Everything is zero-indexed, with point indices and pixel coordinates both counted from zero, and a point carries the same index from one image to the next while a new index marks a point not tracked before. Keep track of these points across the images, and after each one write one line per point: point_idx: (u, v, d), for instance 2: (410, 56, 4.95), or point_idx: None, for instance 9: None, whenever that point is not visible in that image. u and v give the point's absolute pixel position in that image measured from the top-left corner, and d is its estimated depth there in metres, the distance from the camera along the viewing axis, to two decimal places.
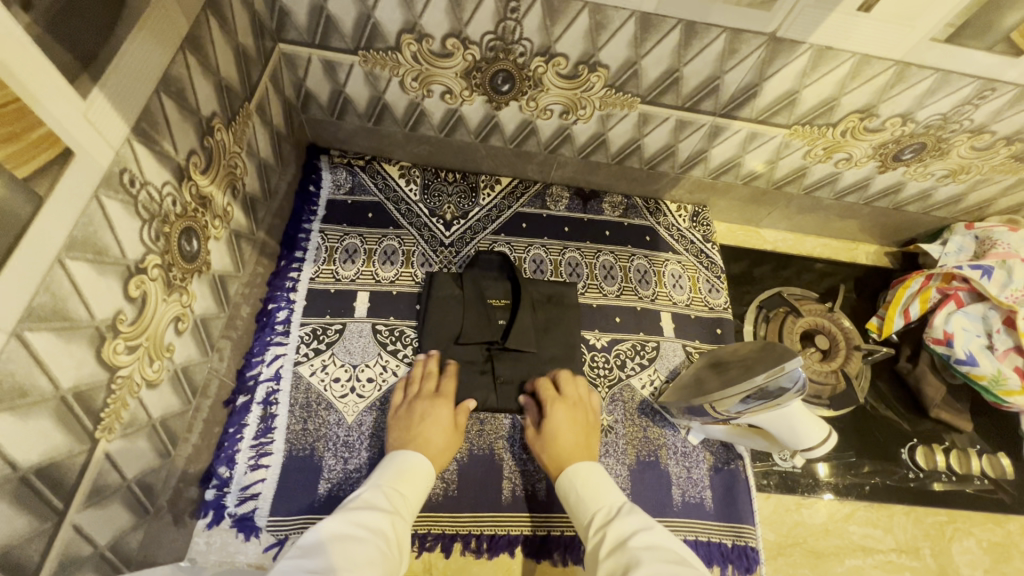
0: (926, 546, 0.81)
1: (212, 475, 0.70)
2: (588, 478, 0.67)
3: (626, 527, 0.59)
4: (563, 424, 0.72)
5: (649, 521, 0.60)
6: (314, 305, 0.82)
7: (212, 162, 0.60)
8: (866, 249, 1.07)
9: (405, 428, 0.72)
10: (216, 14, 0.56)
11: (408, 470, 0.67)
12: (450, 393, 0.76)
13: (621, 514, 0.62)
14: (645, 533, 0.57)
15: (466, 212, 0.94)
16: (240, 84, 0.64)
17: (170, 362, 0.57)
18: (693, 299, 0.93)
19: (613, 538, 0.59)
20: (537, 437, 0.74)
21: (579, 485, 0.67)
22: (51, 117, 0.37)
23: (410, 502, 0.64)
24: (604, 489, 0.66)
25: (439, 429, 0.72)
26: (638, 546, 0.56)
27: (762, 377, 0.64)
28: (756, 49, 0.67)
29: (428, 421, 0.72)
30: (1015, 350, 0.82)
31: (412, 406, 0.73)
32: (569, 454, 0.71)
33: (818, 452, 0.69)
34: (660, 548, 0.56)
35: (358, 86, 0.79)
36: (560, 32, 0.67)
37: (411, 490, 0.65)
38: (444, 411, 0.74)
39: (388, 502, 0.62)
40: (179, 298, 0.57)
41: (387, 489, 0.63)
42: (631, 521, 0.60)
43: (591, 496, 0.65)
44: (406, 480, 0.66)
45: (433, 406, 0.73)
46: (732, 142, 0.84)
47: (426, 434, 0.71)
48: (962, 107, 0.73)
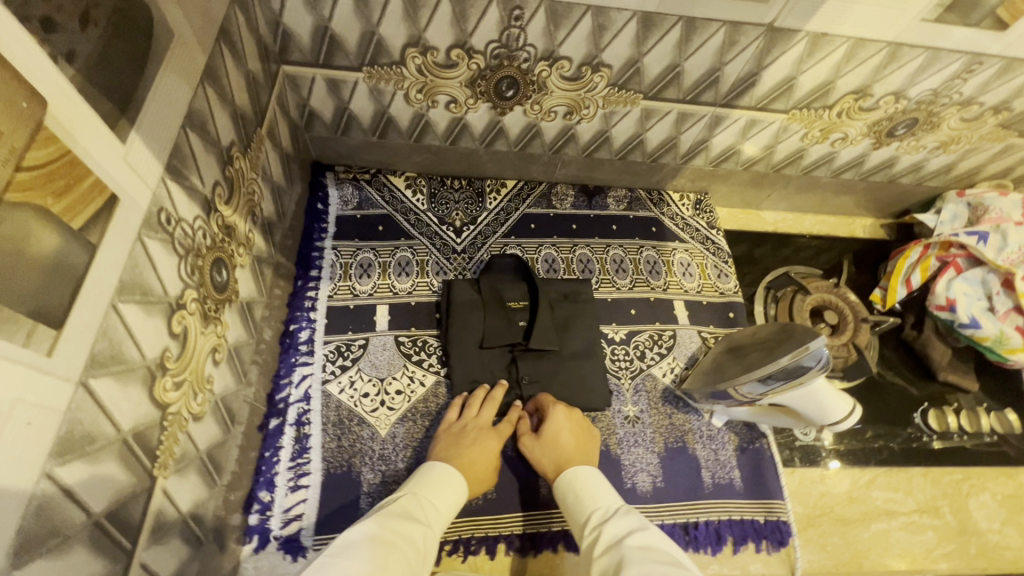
0: (945, 504, 0.84)
1: (254, 500, 0.70)
2: (586, 480, 0.68)
3: (620, 529, 0.59)
4: (563, 426, 0.74)
5: (646, 522, 0.60)
6: (335, 323, 0.83)
7: (233, 191, 0.60)
8: (862, 222, 1.10)
9: (454, 445, 0.72)
10: (228, 44, 0.56)
11: (444, 484, 0.67)
12: (503, 427, 0.76)
13: (616, 516, 0.61)
14: (639, 534, 0.57)
15: (474, 217, 0.95)
16: (252, 110, 0.64)
17: (211, 393, 0.57)
18: (703, 286, 0.95)
19: (607, 538, 0.59)
20: (534, 442, 0.75)
21: (577, 486, 0.67)
22: (98, 165, 0.37)
23: (441, 515, 0.64)
24: (601, 491, 0.66)
25: (483, 457, 0.72)
26: (631, 546, 0.56)
27: (788, 358, 0.65)
28: (754, 40, 0.69)
29: (478, 446, 0.72)
30: (1015, 311, 0.85)
31: (466, 428, 0.74)
32: (566, 454, 0.72)
33: (843, 425, 0.72)
34: (654, 548, 0.55)
35: (363, 102, 0.79)
36: (564, 36, 0.69)
37: (445, 503, 0.66)
38: (494, 443, 0.74)
39: (423, 513, 0.62)
40: (214, 329, 0.57)
41: (423, 499, 0.64)
42: (625, 522, 0.60)
43: (589, 497, 0.66)
44: (441, 492, 0.66)
45: (484, 433, 0.74)
46: (732, 130, 0.86)
47: (473, 457, 0.71)
48: (951, 82, 0.76)
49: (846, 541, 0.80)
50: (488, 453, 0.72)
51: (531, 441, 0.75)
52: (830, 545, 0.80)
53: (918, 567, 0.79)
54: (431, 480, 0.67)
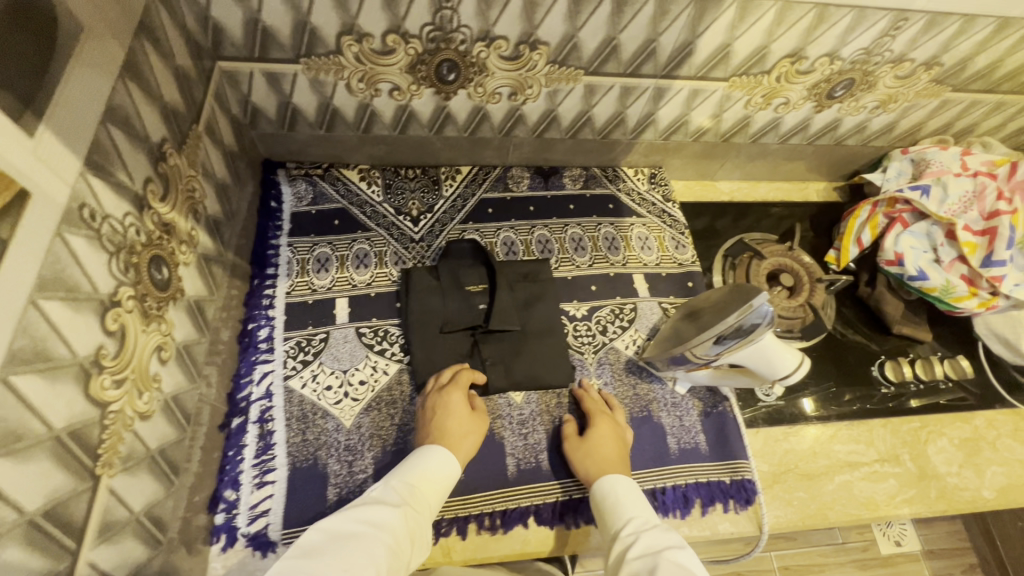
0: (904, 452, 0.87)
1: (219, 499, 0.70)
2: (626, 488, 0.70)
3: (657, 543, 0.61)
4: (609, 438, 0.75)
5: (682, 542, 0.62)
6: (294, 320, 0.83)
7: (170, 188, 0.59)
8: (815, 186, 1.13)
9: (424, 422, 0.74)
10: (150, 39, 0.56)
11: (425, 465, 0.69)
12: (462, 381, 0.78)
13: (651, 530, 0.64)
14: (675, 551, 0.59)
15: (431, 205, 0.95)
16: (186, 106, 0.64)
17: (159, 392, 0.57)
18: (662, 258, 0.96)
19: (643, 546, 0.61)
20: (580, 445, 0.75)
21: (618, 489, 0.70)
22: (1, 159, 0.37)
23: (425, 497, 0.66)
24: (639, 503, 0.68)
25: (450, 415, 0.73)
26: (669, 561, 0.58)
27: (734, 317, 0.67)
28: (685, 9, 0.70)
29: (440, 409, 0.74)
30: (959, 260, 0.88)
31: (429, 399, 0.76)
32: (607, 464, 0.73)
33: (792, 379, 0.73)
34: (685, 567, 0.57)
35: (305, 95, 0.79)
36: (497, 15, 0.69)
37: (428, 486, 0.67)
38: (457, 397, 0.75)
39: (400, 497, 0.65)
40: (158, 328, 0.57)
41: (399, 484, 0.66)
42: (661, 538, 0.62)
43: (628, 504, 0.68)
44: (422, 476, 0.68)
45: (446, 395, 0.75)
46: (676, 101, 0.87)
47: (440, 423, 0.73)
48: (881, 40, 0.78)
49: (812, 494, 0.82)
50: (459, 412, 0.74)
51: (575, 443, 0.76)
52: (796, 500, 0.81)
53: (880, 514, 0.81)
54: (413, 462, 0.69)
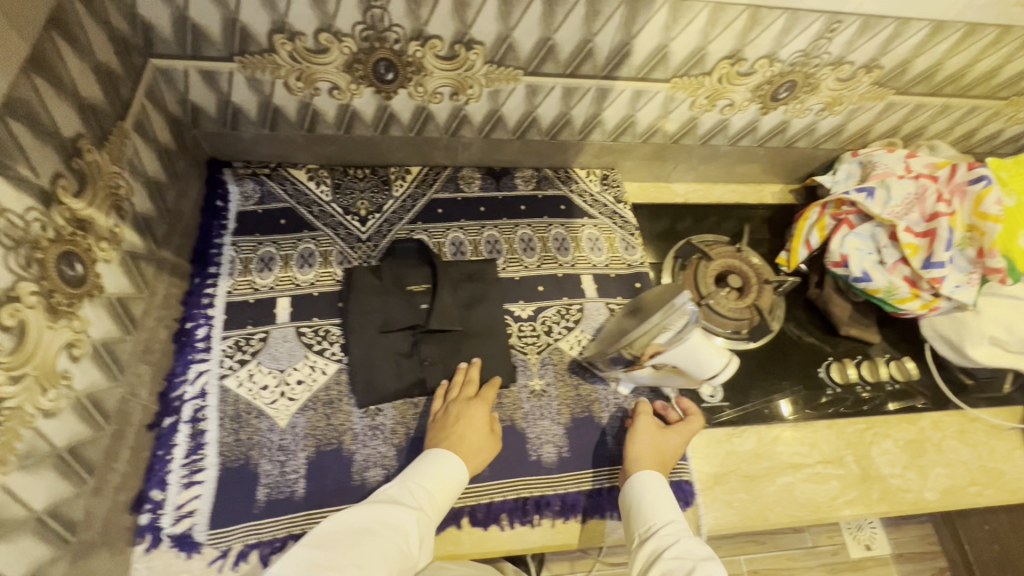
0: (848, 453, 0.87)
1: (145, 499, 0.69)
2: (666, 489, 0.72)
3: (685, 553, 0.64)
4: (676, 447, 0.78)
5: (708, 553, 0.65)
6: (234, 319, 0.82)
7: (87, 184, 0.59)
8: (771, 189, 1.13)
9: (442, 428, 0.75)
10: (64, 34, 0.55)
11: (440, 468, 0.70)
12: (487, 395, 0.79)
13: (686, 536, 0.67)
14: (713, 563, 0.63)
15: (380, 205, 0.95)
16: (108, 103, 0.63)
17: (69, 389, 0.56)
18: (611, 259, 0.96)
19: (682, 550, 0.64)
20: (645, 434, 0.78)
21: (649, 490, 0.71)
22: None
23: (436, 499, 0.68)
24: (675, 506, 0.71)
25: (474, 428, 0.74)
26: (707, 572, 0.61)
27: (660, 315, 0.69)
28: (616, 10, 0.70)
29: (463, 420, 0.75)
30: (902, 262, 0.88)
31: (449, 408, 0.77)
32: (662, 464, 0.76)
33: (720, 378, 0.73)
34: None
35: (243, 93, 0.79)
36: (428, 14, 0.69)
37: (439, 489, 0.69)
38: (480, 410, 0.76)
39: (414, 498, 0.67)
40: (69, 324, 0.56)
41: (414, 485, 0.68)
42: (696, 547, 0.65)
43: (667, 505, 0.70)
44: (434, 477, 0.69)
45: (471, 406, 0.76)
46: (621, 103, 0.87)
47: (461, 432, 0.74)
48: (818, 42, 0.78)
49: (752, 496, 0.81)
50: (480, 426, 0.75)
51: (643, 427, 0.79)
52: (737, 502, 0.81)
53: (821, 516, 0.81)
54: (438, 465, 0.70)
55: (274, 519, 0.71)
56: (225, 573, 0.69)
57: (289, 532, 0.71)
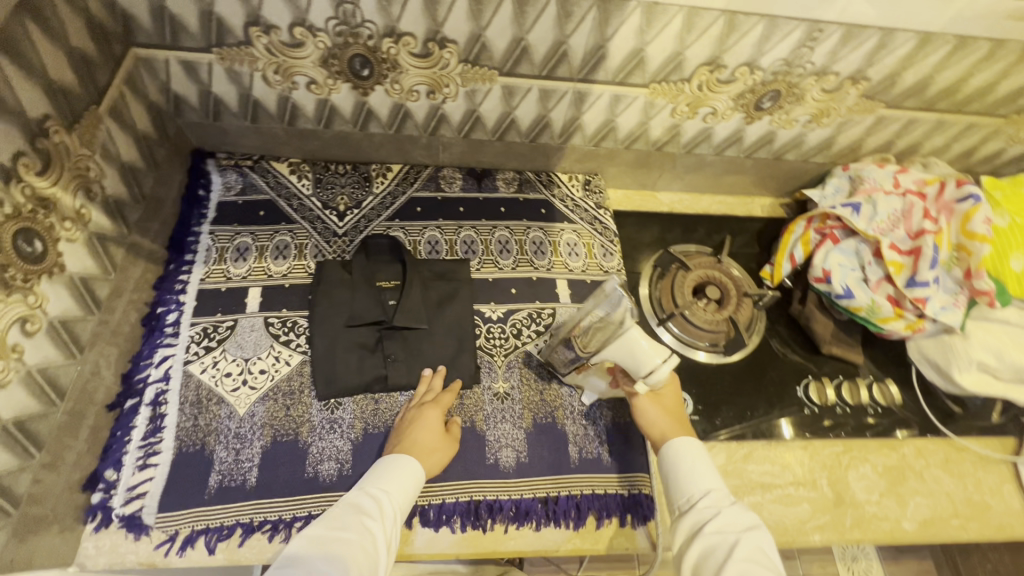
0: (822, 476, 0.83)
1: (99, 478, 0.70)
2: (701, 456, 0.69)
3: (729, 523, 0.61)
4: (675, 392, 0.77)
5: (755, 521, 0.61)
6: (204, 306, 0.83)
7: (52, 164, 0.60)
8: (760, 202, 1.11)
9: (398, 433, 0.75)
10: (35, 19, 0.57)
11: (396, 471, 0.68)
12: (443, 398, 0.78)
13: (727, 505, 0.63)
14: (758, 533, 0.59)
15: (359, 201, 0.95)
16: (82, 87, 0.65)
17: (20, 362, 0.57)
18: (588, 265, 0.95)
19: (722, 521, 0.61)
20: (653, 403, 0.74)
21: (681, 460, 0.68)
22: None
23: (396, 501, 0.65)
24: (715, 474, 0.67)
25: (427, 431, 0.74)
26: (748, 545, 0.58)
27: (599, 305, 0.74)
28: (588, 11, 0.70)
29: (415, 424, 0.74)
30: (886, 280, 0.85)
31: (407, 414, 0.77)
32: (676, 419, 0.74)
33: (658, 377, 0.67)
34: (761, 551, 0.58)
35: (224, 84, 0.80)
36: (399, 11, 0.70)
37: (397, 490, 0.66)
38: (434, 413, 0.76)
39: (373, 502, 0.64)
40: (24, 298, 0.57)
41: (374, 490, 0.65)
42: (740, 516, 0.61)
43: (706, 473, 0.67)
44: (388, 477, 0.67)
45: (423, 410, 0.76)
46: (599, 107, 0.86)
47: (413, 435, 0.73)
48: (799, 51, 0.77)
49: None
50: (433, 427, 0.74)
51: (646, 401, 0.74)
52: None
53: (789, 540, 0.77)
54: (393, 471, 0.68)
55: (223, 506, 0.71)
56: (171, 557, 0.68)
57: (237, 521, 0.70)
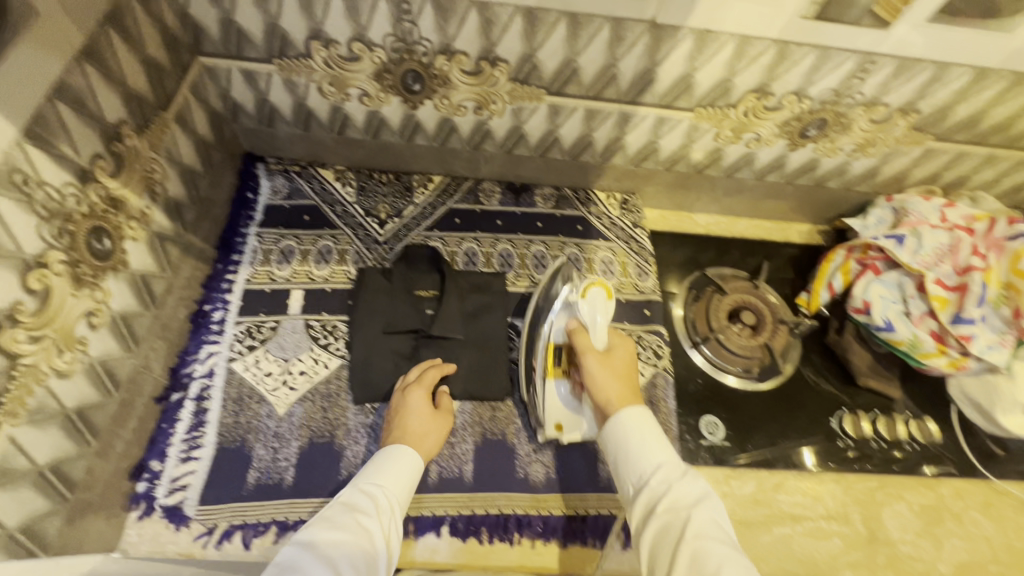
0: (855, 511, 0.82)
1: (144, 468, 0.73)
2: (650, 426, 0.67)
3: (683, 498, 0.59)
4: (627, 355, 0.75)
5: (709, 491, 0.60)
6: (249, 306, 0.86)
7: (123, 167, 0.63)
8: (798, 228, 1.10)
9: (388, 421, 0.76)
10: (118, 30, 0.61)
11: (391, 465, 0.68)
12: (426, 378, 0.79)
13: (678, 477, 0.62)
14: (708, 505, 0.58)
15: (400, 210, 0.98)
16: (153, 93, 0.68)
17: (84, 354, 0.60)
18: (623, 284, 0.96)
19: (674, 498, 0.59)
20: (600, 368, 0.72)
21: (630, 431, 0.66)
22: None
23: (392, 498, 0.65)
24: (665, 445, 0.66)
25: (415, 416, 0.75)
26: (700, 521, 0.57)
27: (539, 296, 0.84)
28: (641, 36, 0.71)
29: (403, 410, 0.75)
30: (929, 315, 0.84)
31: (394, 400, 0.78)
32: (628, 385, 0.72)
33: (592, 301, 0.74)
34: (715, 523, 0.57)
35: (280, 94, 0.83)
36: (455, 31, 0.71)
37: (392, 487, 0.66)
38: (417, 396, 0.77)
39: (370, 500, 0.62)
40: (91, 294, 0.60)
41: (369, 485, 0.64)
42: (693, 488, 0.60)
43: (654, 445, 0.65)
44: (383, 474, 0.67)
45: (405, 396, 0.77)
46: (643, 128, 0.87)
47: (402, 422, 0.74)
48: (849, 82, 0.76)
49: (744, 543, 0.78)
50: (421, 411, 0.75)
51: (594, 365, 0.72)
52: None
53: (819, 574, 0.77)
54: (388, 462, 0.68)
55: (260, 503, 0.73)
56: (209, 549, 0.70)
57: (272, 519, 0.72)
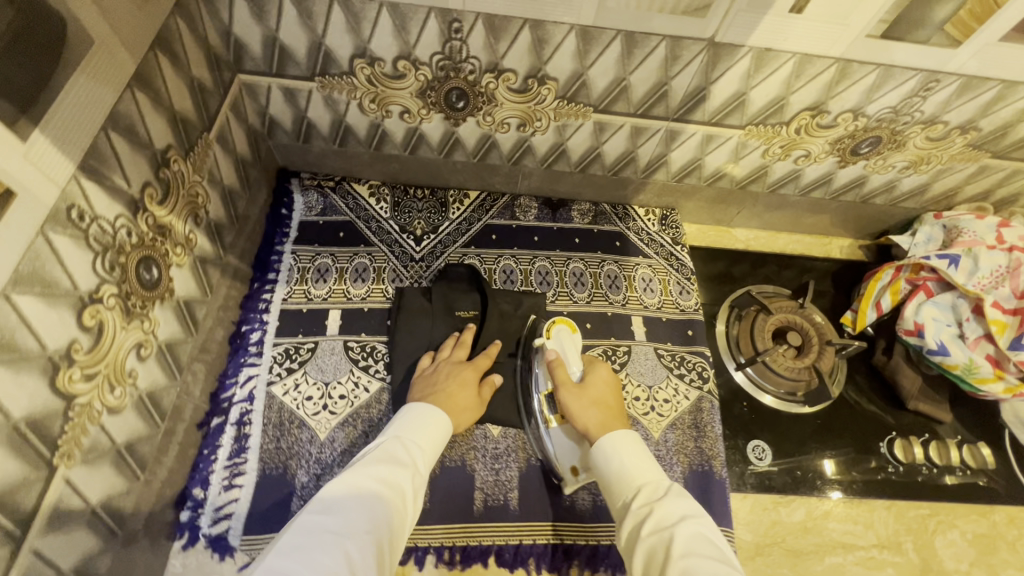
0: (908, 540, 0.80)
1: (187, 497, 0.72)
2: (632, 448, 0.66)
3: (667, 515, 0.57)
4: (603, 381, 0.76)
5: (697, 508, 0.58)
6: (287, 326, 0.84)
7: (170, 193, 0.62)
8: (839, 243, 1.07)
9: (431, 383, 0.76)
10: (166, 52, 0.59)
11: (430, 425, 0.69)
12: (480, 361, 0.80)
13: (664, 495, 0.60)
14: (693, 521, 0.55)
15: (436, 226, 0.96)
16: (197, 115, 0.67)
17: (133, 387, 0.59)
18: (664, 302, 0.94)
19: (657, 517, 0.57)
20: (578, 395, 0.73)
21: (614, 456, 0.66)
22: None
23: (426, 457, 0.66)
24: (649, 466, 0.64)
25: (463, 392, 0.76)
26: (685, 537, 0.54)
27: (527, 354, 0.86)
28: (698, 55, 0.69)
29: (455, 380, 0.76)
30: (986, 338, 0.81)
31: (440, 367, 0.79)
32: (608, 410, 0.72)
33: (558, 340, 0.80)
34: (704, 539, 0.54)
35: (319, 110, 0.81)
36: (506, 49, 0.69)
37: (429, 447, 0.67)
38: (470, 374, 0.78)
39: (409, 456, 0.64)
40: (140, 325, 0.59)
41: (409, 441, 0.65)
42: (678, 505, 0.58)
43: (637, 468, 0.64)
44: (422, 431, 0.68)
45: (459, 368, 0.78)
46: (690, 145, 0.85)
47: (452, 391, 0.75)
48: (910, 99, 0.74)
49: (796, 573, 0.76)
50: (469, 388, 0.76)
51: (571, 394, 0.73)
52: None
53: None
54: (437, 422, 0.70)
55: None
56: None
57: None
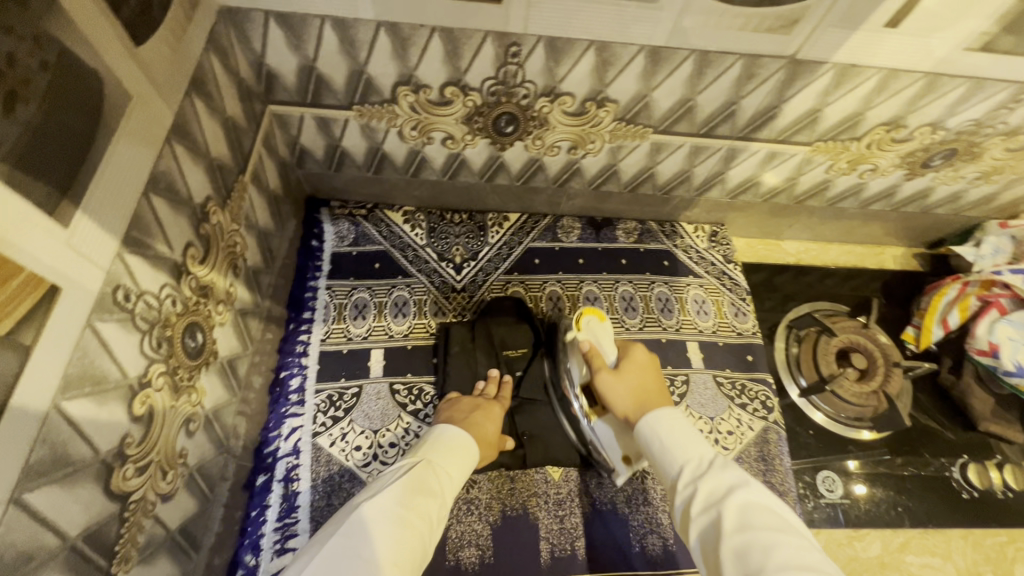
0: (987, 570, 0.78)
1: (238, 564, 0.67)
2: (670, 422, 0.59)
3: (716, 488, 0.51)
4: (643, 363, 0.68)
5: (747, 477, 0.51)
6: (327, 370, 0.79)
7: (210, 248, 0.56)
8: (892, 252, 1.03)
9: (461, 411, 0.71)
10: (201, 94, 0.52)
11: (460, 451, 0.64)
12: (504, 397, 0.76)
13: (712, 468, 0.53)
14: (743, 490, 0.49)
15: (475, 252, 0.90)
16: (232, 158, 0.61)
17: (184, 466, 0.54)
18: (719, 325, 0.89)
19: (705, 494, 0.51)
20: (612, 380, 0.67)
21: (659, 434, 0.59)
22: (43, 265, 0.34)
23: (454, 487, 0.61)
24: (688, 440, 0.57)
25: (492, 427, 0.71)
26: (740, 510, 0.48)
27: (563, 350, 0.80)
28: (775, 72, 0.63)
29: (483, 413, 0.71)
30: None
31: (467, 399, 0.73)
32: (646, 393, 0.65)
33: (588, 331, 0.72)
34: (761, 509, 0.48)
35: (355, 139, 0.75)
36: (565, 72, 0.63)
37: (457, 475, 0.62)
38: (498, 411, 0.73)
39: (439, 484, 0.59)
40: (189, 398, 0.54)
41: (439, 468, 0.60)
42: (728, 475, 0.52)
43: (676, 443, 0.57)
44: (453, 457, 0.63)
45: (487, 401, 0.73)
46: (751, 162, 0.79)
47: (481, 421, 0.70)
48: (996, 112, 0.68)
49: None
50: (496, 423, 0.71)
51: (605, 382, 0.67)
52: None
53: None
54: (464, 450, 0.64)
55: None
56: None
57: None
